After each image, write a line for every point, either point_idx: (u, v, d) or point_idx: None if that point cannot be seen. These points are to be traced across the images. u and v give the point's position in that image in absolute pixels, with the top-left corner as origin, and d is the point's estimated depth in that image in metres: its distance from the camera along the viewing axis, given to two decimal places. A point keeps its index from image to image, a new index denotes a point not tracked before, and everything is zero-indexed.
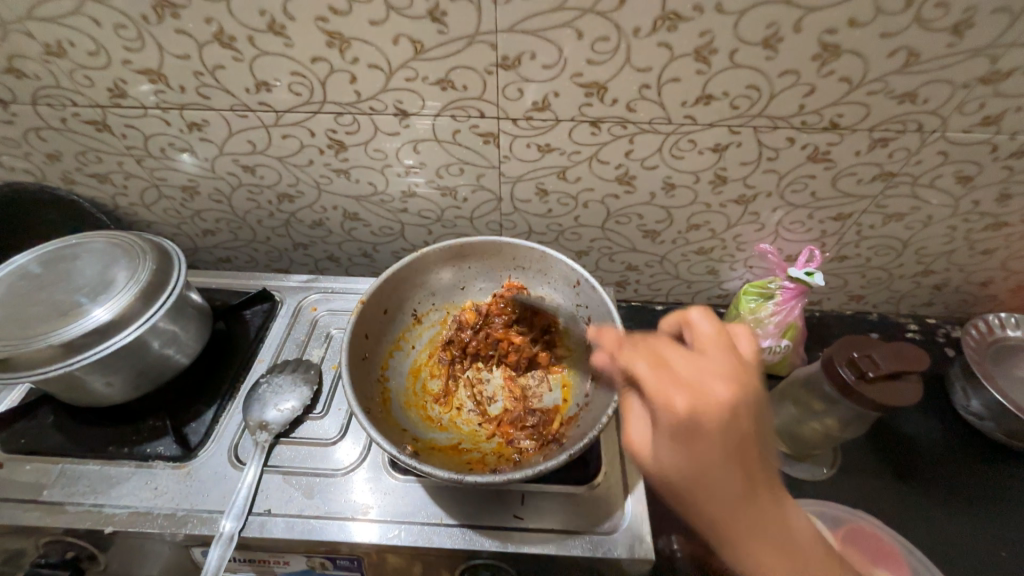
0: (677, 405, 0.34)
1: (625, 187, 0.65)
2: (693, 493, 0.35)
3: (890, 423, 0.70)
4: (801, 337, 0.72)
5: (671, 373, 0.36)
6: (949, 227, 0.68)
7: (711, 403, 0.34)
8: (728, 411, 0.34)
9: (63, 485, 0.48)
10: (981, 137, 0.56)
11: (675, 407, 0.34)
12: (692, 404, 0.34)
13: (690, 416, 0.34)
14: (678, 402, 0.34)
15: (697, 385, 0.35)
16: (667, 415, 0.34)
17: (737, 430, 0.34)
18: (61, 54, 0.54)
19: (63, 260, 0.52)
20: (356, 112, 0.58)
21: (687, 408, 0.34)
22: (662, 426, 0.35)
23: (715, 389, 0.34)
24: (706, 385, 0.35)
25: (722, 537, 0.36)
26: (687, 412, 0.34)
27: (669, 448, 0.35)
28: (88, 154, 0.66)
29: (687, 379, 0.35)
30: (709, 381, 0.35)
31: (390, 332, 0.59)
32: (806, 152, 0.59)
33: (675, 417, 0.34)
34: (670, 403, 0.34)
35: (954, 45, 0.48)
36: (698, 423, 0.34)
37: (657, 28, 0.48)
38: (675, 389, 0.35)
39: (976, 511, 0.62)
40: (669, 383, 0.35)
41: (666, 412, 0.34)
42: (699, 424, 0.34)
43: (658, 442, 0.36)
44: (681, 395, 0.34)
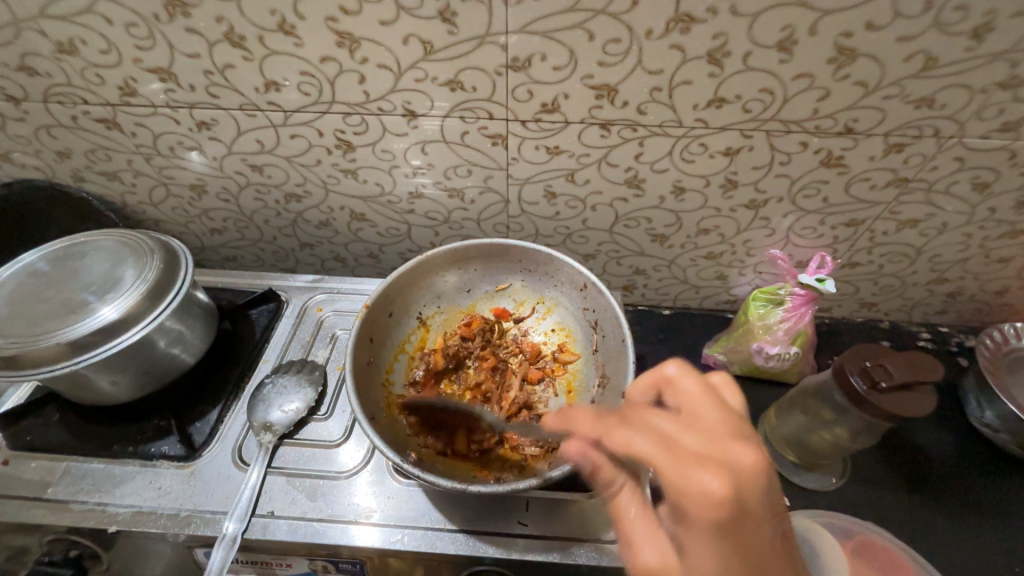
0: (710, 489, 0.30)
1: (634, 190, 0.64)
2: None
3: (901, 433, 0.68)
4: (811, 344, 0.71)
5: (682, 447, 0.32)
6: (964, 235, 0.66)
7: (734, 471, 0.31)
8: (752, 476, 0.31)
9: (67, 483, 0.48)
10: (999, 143, 0.55)
11: (708, 489, 0.30)
12: (727, 483, 0.30)
13: (727, 498, 0.30)
14: (711, 485, 0.30)
15: (715, 454, 0.31)
16: (703, 505, 0.30)
17: (764, 494, 0.31)
18: (72, 52, 0.54)
19: (72, 258, 0.52)
20: (365, 113, 0.58)
21: (721, 490, 0.30)
22: (693, 518, 0.31)
23: (731, 451, 0.32)
24: (721, 449, 0.32)
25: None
26: (724, 495, 0.30)
27: (707, 544, 0.30)
28: (98, 152, 0.66)
29: (702, 453, 0.32)
30: (720, 443, 0.32)
31: (395, 335, 0.59)
32: (819, 156, 0.58)
33: (710, 504, 0.30)
34: (704, 488, 0.30)
35: (974, 50, 0.47)
36: (738, 505, 0.30)
37: (669, 30, 0.48)
38: (698, 472, 0.31)
39: (991, 525, 0.61)
40: (691, 466, 0.31)
41: (699, 503, 0.30)
42: (735, 506, 0.30)
43: (692, 544, 0.31)
44: (705, 475, 0.30)
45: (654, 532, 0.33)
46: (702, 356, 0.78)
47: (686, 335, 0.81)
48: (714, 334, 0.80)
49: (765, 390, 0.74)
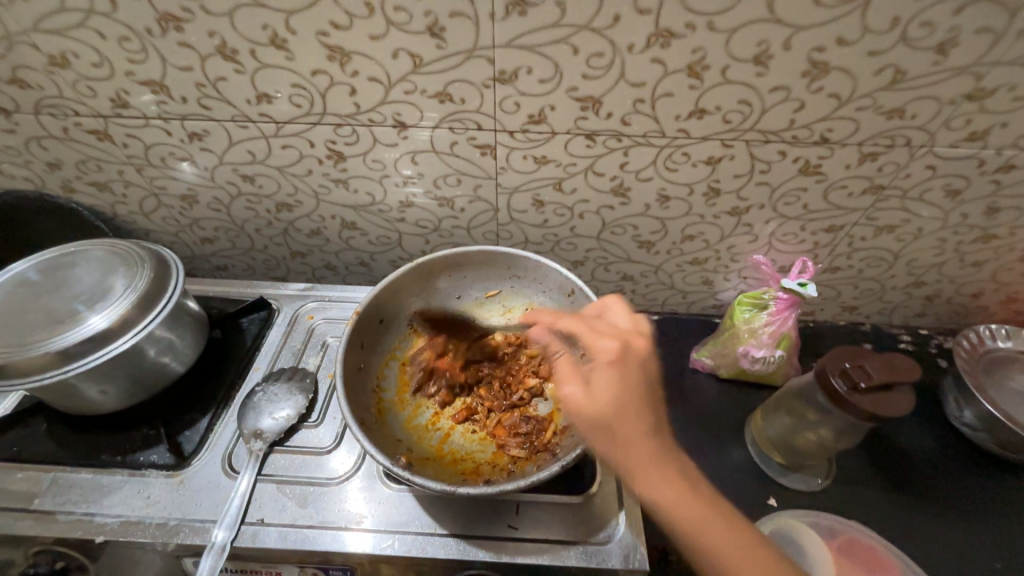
0: (606, 345, 0.48)
1: (620, 199, 0.66)
2: (623, 420, 0.44)
3: (884, 433, 0.70)
4: (795, 347, 0.73)
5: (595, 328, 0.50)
6: (939, 240, 0.69)
7: (625, 346, 0.48)
8: (639, 354, 0.48)
9: (55, 494, 0.48)
10: (968, 152, 0.57)
11: (605, 347, 0.48)
12: (618, 343, 0.48)
13: (617, 351, 0.47)
14: (608, 343, 0.48)
15: (618, 336, 0.49)
16: (606, 352, 0.47)
17: (646, 368, 0.47)
18: (65, 65, 0.55)
19: (62, 267, 0.52)
20: (356, 124, 0.59)
21: (614, 347, 0.48)
22: (599, 361, 0.47)
23: (631, 338, 0.49)
24: (624, 335, 0.50)
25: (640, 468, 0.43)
26: (615, 347, 0.48)
27: (604, 380, 0.46)
28: (88, 163, 0.66)
29: (611, 332, 0.50)
30: (626, 334, 0.50)
31: (384, 341, 0.60)
32: (797, 165, 0.60)
33: (602, 353, 0.47)
34: (602, 344, 0.48)
35: (940, 63, 0.49)
36: (625, 358, 0.47)
37: (650, 45, 0.49)
38: (604, 336, 0.49)
39: (972, 523, 0.62)
40: (600, 334, 0.49)
41: (600, 349, 0.48)
42: (621, 360, 0.47)
43: (594, 381, 0.46)
44: (607, 341, 0.48)
45: (572, 381, 0.47)
46: (690, 360, 0.79)
47: (674, 340, 0.82)
48: (701, 339, 0.82)
49: (752, 393, 0.75)
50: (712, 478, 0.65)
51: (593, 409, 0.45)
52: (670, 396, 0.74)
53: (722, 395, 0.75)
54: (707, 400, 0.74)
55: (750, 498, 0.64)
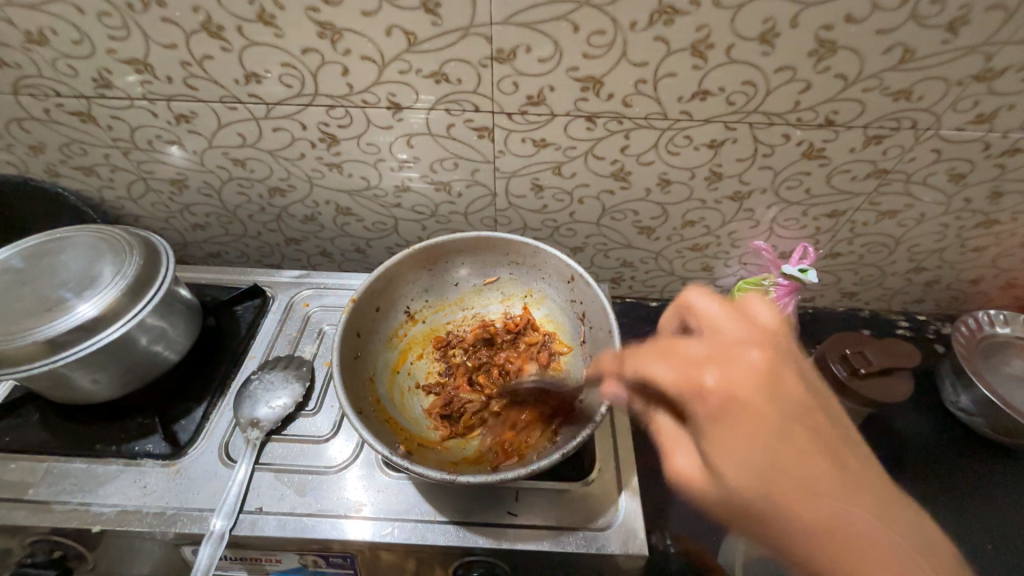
0: (706, 381, 0.38)
1: (620, 183, 0.65)
2: (757, 488, 0.34)
3: (880, 418, 0.70)
4: (794, 333, 0.73)
5: (688, 363, 0.40)
6: (941, 225, 0.68)
7: (735, 367, 0.38)
8: (756, 366, 0.38)
9: (50, 484, 0.47)
10: (974, 135, 0.56)
11: (707, 384, 0.38)
12: (716, 375, 0.38)
13: (717, 389, 0.37)
14: (707, 378, 0.38)
15: (716, 360, 0.39)
16: (701, 395, 0.38)
17: (769, 379, 0.38)
18: (43, 42, 0.53)
19: (48, 254, 0.50)
20: (349, 105, 0.57)
21: (717, 379, 0.38)
22: (698, 415, 0.38)
23: (735, 351, 0.39)
24: (727, 351, 0.40)
25: (799, 538, 0.33)
26: (715, 387, 0.37)
27: (714, 438, 0.36)
28: (73, 146, 0.64)
29: (702, 357, 0.40)
30: (728, 348, 0.40)
31: (382, 329, 0.58)
32: (801, 149, 0.59)
33: (712, 396, 0.37)
34: (703, 380, 0.38)
35: (950, 43, 0.48)
36: (728, 394, 0.37)
37: (653, 22, 0.48)
38: (694, 368, 0.39)
39: (964, 506, 0.63)
40: (692, 367, 0.39)
41: (702, 390, 0.38)
42: (734, 394, 0.37)
43: (706, 450, 0.37)
44: (707, 373, 0.38)
45: (686, 452, 0.38)
46: None
47: None
48: None
49: None
50: None
51: (715, 492, 0.36)
52: None
53: None
54: None
55: None
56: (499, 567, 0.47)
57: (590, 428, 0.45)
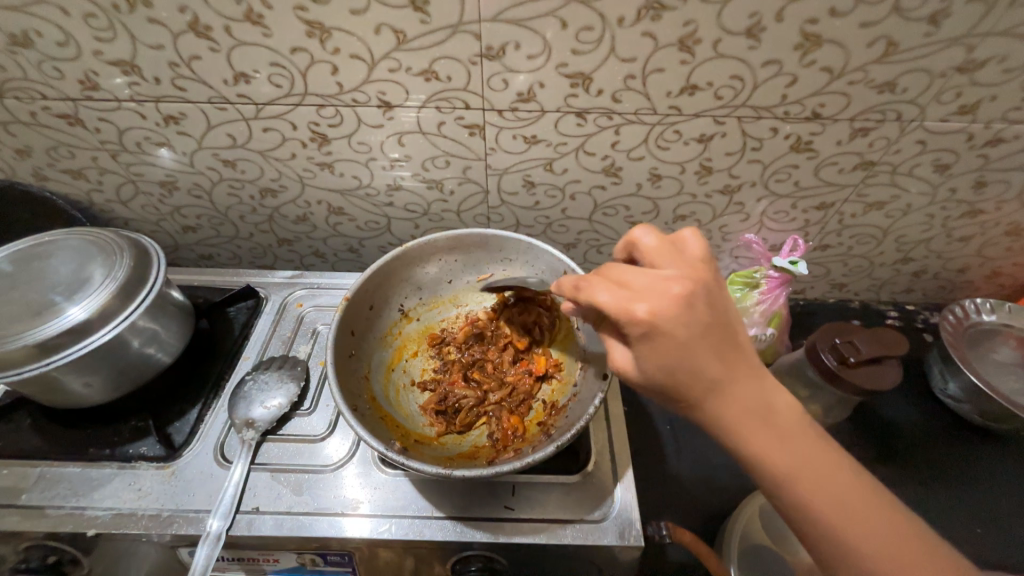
0: (636, 313, 0.34)
1: (611, 178, 0.65)
2: (685, 396, 0.35)
3: (872, 407, 0.71)
4: (785, 325, 0.74)
5: (620, 289, 0.36)
6: (928, 215, 0.69)
7: (664, 300, 0.34)
8: (686, 301, 0.34)
9: (42, 489, 0.47)
10: (957, 126, 0.57)
11: (635, 314, 0.34)
12: (651, 308, 0.34)
13: (650, 320, 0.34)
14: (639, 309, 0.34)
15: (645, 289, 0.35)
16: (632, 327, 0.35)
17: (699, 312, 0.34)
18: (28, 44, 0.52)
19: (36, 258, 0.50)
20: (339, 104, 0.57)
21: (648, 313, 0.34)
22: (628, 335, 0.35)
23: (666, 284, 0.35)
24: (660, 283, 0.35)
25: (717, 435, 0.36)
26: (647, 319, 0.34)
27: (646, 358, 0.35)
28: (60, 149, 0.64)
29: (639, 289, 0.35)
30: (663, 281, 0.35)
31: (377, 327, 0.58)
32: (789, 142, 0.60)
33: (637, 325, 0.34)
34: (631, 312, 0.34)
35: (932, 35, 0.49)
36: (662, 326, 0.34)
37: (641, 17, 0.48)
38: (630, 297, 0.35)
39: (954, 491, 0.64)
40: (627, 295, 0.35)
41: (630, 322, 0.34)
42: (661, 327, 0.34)
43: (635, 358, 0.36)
44: (635, 305, 0.34)
45: (617, 349, 0.39)
46: None
47: None
48: None
49: None
50: (705, 455, 0.66)
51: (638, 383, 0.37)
52: None
53: None
54: None
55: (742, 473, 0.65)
56: (498, 561, 0.47)
57: (585, 421, 0.46)
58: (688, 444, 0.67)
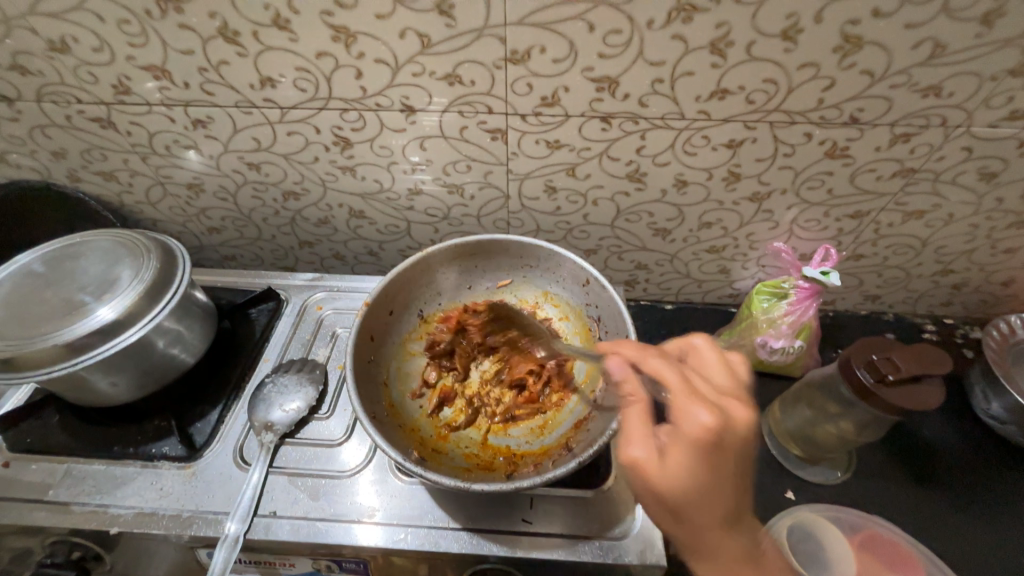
0: (701, 418, 0.35)
1: (635, 184, 0.64)
2: (687, 513, 0.36)
3: (907, 426, 0.68)
4: (815, 338, 0.71)
5: (682, 386, 0.38)
6: (971, 225, 0.65)
7: (723, 416, 0.35)
8: (734, 429, 0.36)
9: (68, 485, 0.48)
10: (1007, 132, 0.54)
11: (700, 420, 0.35)
12: (721, 419, 0.35)
13: (714, 432, 0.35)
14: (704, 417, 0.35)
15: (710, 403, 0.36)
16: (697, 433, 0.35)
17: (742, 444, 0.36)
18: (65, 50, 0.53)
19: (68, 258, 0.51)
20: (362, 108, 0.57)
21: (711, 423, 0.35)
22: (687, 441, 0.35)
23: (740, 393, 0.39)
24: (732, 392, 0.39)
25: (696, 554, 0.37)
26: (713, 427, 0.35)
27: (672, 462, 0.36)
28: (93, 152, 0.65)
29: (697, 397, 0.36)
30: (720, 398, 0.37)
31: (395, 332, 0.58)
32: (823, 148, 0.57)
33: (702, 435, 0.35)
34: (703, 418, 0.35)
35: (983, 36, 0.46)
36: (721, 439, 0.35)
37: (671, 20, 0.47)
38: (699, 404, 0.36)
39: (998, 519, 0.60)
40: (694, 399, 0.36)
41: (694, 425, 0.35)
42: (725, 440, 0.35)
43: (669, 456, 0.36)
44: (701, 412, 0.35)
45: (642, 441, 0.37)
46: None
47: (689, 330, 0.81)
48: (717, 329, 0.80)
49: (769, 384, 0.74)
50: None
51: (660, 482, 0.36)
52: None
53: None
54: None
55: (766, 489, 0.62)
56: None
57: (607, 437, 0.44)
58: None
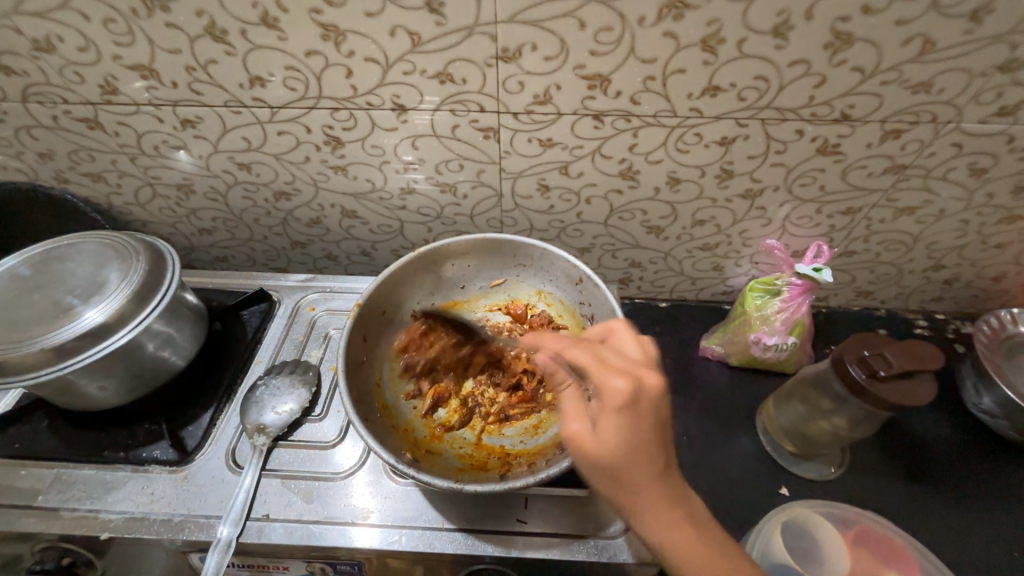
0: (616, 385, 0.38)
1: (629, 182, 0.64)
2: (622, 478, 0.38)
3: (900, 421, 0.68)
4: (808, 334, 0.71)
5: (600, 359, 0.41)
6: (962, 221, 0.66)
7: (636, 380, 0.39)
8: (649, 392, 0.39)
9: (58, 491, 0.47)
10: (997, 128, 0.54)
11: (616, 386, 0.38)
12: (631, 382, 0.38)
13: (630, 393, 0.38)
14: (619, 383, 0.38)
15: (625, 371, 0.39)
16: (614, 397, 0.38)
17: (659, 406, 0.38)
18: (50, 49, 0.53)
19: (55, 261, 0.50)
20: (353, 107, 0.57)
21: (625, 387, 0.38)
22: (608, 408, 0.38)
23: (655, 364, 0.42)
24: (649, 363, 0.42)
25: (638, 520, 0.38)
26: (626, 390, 0.38)
27: (602, 430, 0.38)
28: (81, 153, 0.65)
29: (615, 366, 0.40)
30: (635, 367, 0.41)
31: (388, 333, 0.57)
32: (815, 144, 0.57)
33: (619, 399, 0.38)
34: (616, 384, 0.38)
35: (972, 32, 0.46)
36: (636, 400, 0.38)
37: (662, 17, 0.47)
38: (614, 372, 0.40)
39: (990, 513, 0.61)
40: (609, 369, 0.40)
41: (611, 391, 0.38)
42: (639, 401, 0.38)
43: (600, 427, 0.39)
44: (615, 379, 0.39)
45: (579, 417, 0.40)
46: (700, 348, 0.77)
47: (683, 328, 0.81)
48: (711, 326, 0.80)
49: (763, 381, 0.74)
50: (723, 467, 0.64)
51: (595, 453, 0.38)
52: (679, 384, 0.73)
53: (732, 384, 0.74)
54: (716, 389, 0.73)
55: (761, 485, 0.63)
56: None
57: None
58: (706, 455, 0.65)
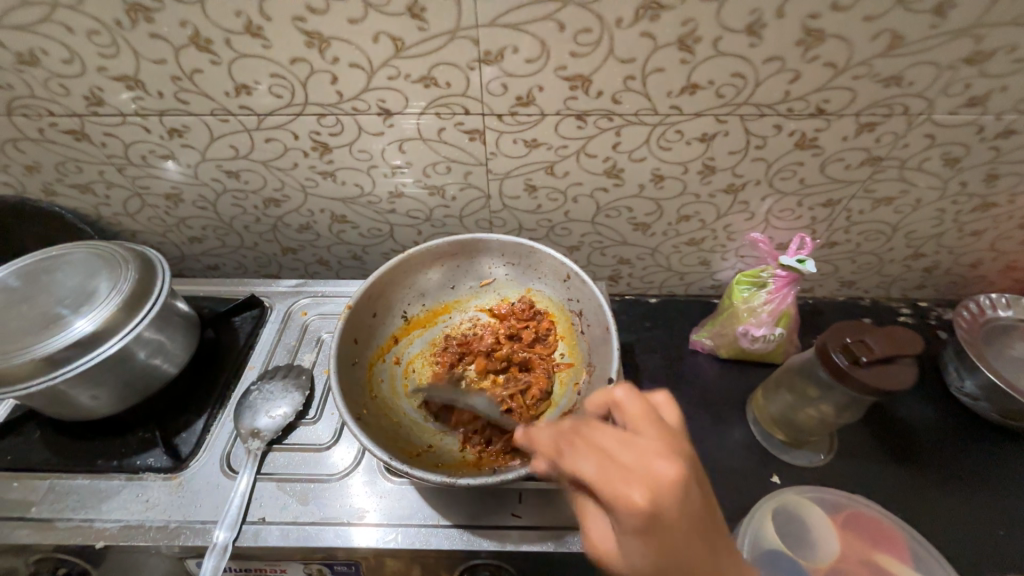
0: (637, 499, 0.28)
1: (614, 180, 0.65)
2: None
3: (886, 407, 0.70)
4: (795, 325, 0.73)
5: (602, 464, 0.30)
6: (938, 210, 0.68)
7: (653, 487, 0.29)
8: (675, 493, 0.28)
9: (52, 502, 0.47)
10: (967, 119, 0.56)
11: (633, 501, 0.28)
12: (649, 492, 0.28)
13: (649, 507, 0.28)
14: (636, 495, 0.28)
15: (637, 479, 0.29)
16: (628, 516, 0.28)
17: (689, 508, 0.29)
18: (34, 63, 0.53)
19: (44, 272, 0.50)
20: (339, 113, 0.57)
21: (644, 498, 0.28)
22: (629, 534, 0.29)
23: (670, 443, 0.31)
24: (661, 445, 0.31)
25: None
26: (646, 506, 0.28)
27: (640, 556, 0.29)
28: (67, 165, 0.65)
29: (629, 467, 0.30)
30: (644, 471, 0.29)
31: (379, 335, 0.57)
32: (793, 139, 0.59)
33: (638, 518, 0.28)
34: (629, 500, 0.28)
35: (938, 27, 0.48)
36: (659, 516, 0.28)
37: (639, 18, 0.48)
38: (628, 485, 0.29)
39: (974, 492, 0.62)
40: (619, 478, 0.29)
41: (626, 508, 0.29)
42: (663, 514, 0.28)
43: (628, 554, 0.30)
44: (631, 494, 0.28)
45: (608, 536, 0.32)
46: (690, 342, 0.79)
47: (673, 323, 0.82)
48: (700, 320, 0.82)
49: (752, 372, 0.76)
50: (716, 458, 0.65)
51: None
52: (670, 378, 0.74)
53: (722, 376, 0.75)
54: (707, 381, 0.74)
55: (753, 475, 0.64)
56: (506, 570, 0.46)
57: None
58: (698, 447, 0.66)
